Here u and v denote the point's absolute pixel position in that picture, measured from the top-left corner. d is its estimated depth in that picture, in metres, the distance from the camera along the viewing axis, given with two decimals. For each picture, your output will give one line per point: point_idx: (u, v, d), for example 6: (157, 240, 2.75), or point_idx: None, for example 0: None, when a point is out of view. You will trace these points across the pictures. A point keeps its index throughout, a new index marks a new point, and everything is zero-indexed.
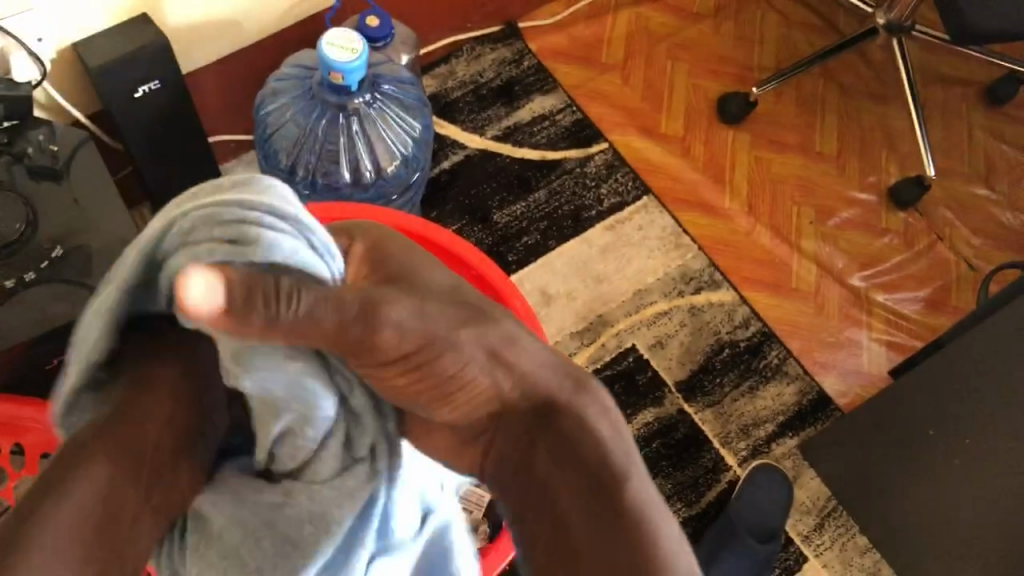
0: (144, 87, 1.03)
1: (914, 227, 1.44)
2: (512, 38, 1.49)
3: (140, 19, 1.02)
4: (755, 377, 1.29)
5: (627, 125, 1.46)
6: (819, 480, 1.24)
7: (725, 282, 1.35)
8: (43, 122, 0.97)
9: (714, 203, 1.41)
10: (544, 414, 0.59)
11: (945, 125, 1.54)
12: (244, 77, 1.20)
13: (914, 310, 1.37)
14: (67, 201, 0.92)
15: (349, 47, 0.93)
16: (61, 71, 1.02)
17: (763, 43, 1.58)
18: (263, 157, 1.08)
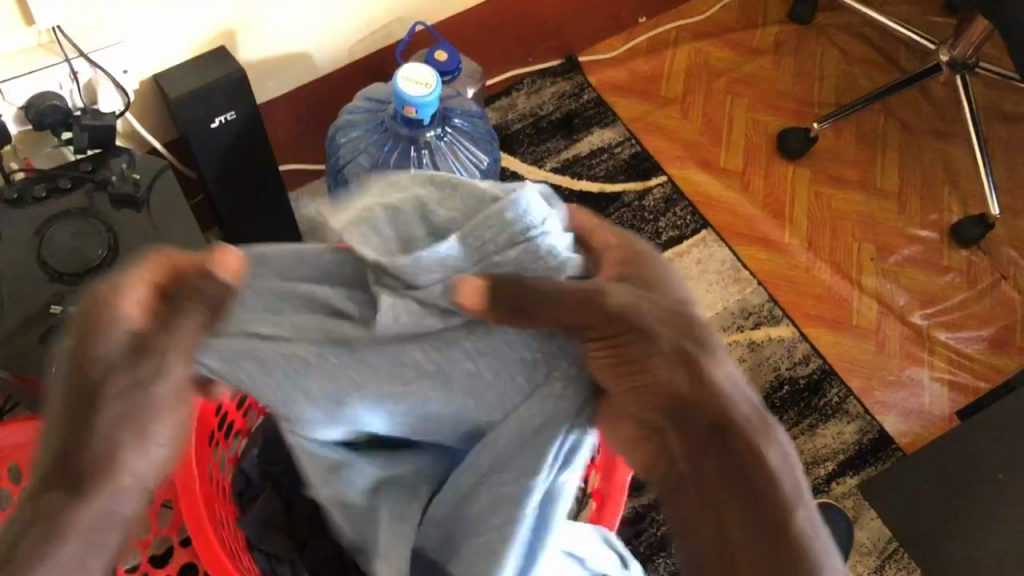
0: (220, 118, 1.05)
1: (977, 265, 1.42)
2: (572, 72, 1.51)
3: (220, 51, 1.06)
4: (815, 415, 1.27)
5: (686, 158, 1.47)
6: (880, 521, 1.22)
7: (785, 317, 1.34)
8: (125, 151, 1.00)
9: (774, 238, 1.41)
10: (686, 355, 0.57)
11: (1008, 162, 1.52)
12: (314, 107, 1.23)
13: (976, 349, 1.35)
14: (147, 227, 0.95)
15: (423, 82, 0.95)
16: (142, 100, 1.06)
17: (823, 78, 1.58)
18: (335, 189, 1.10)
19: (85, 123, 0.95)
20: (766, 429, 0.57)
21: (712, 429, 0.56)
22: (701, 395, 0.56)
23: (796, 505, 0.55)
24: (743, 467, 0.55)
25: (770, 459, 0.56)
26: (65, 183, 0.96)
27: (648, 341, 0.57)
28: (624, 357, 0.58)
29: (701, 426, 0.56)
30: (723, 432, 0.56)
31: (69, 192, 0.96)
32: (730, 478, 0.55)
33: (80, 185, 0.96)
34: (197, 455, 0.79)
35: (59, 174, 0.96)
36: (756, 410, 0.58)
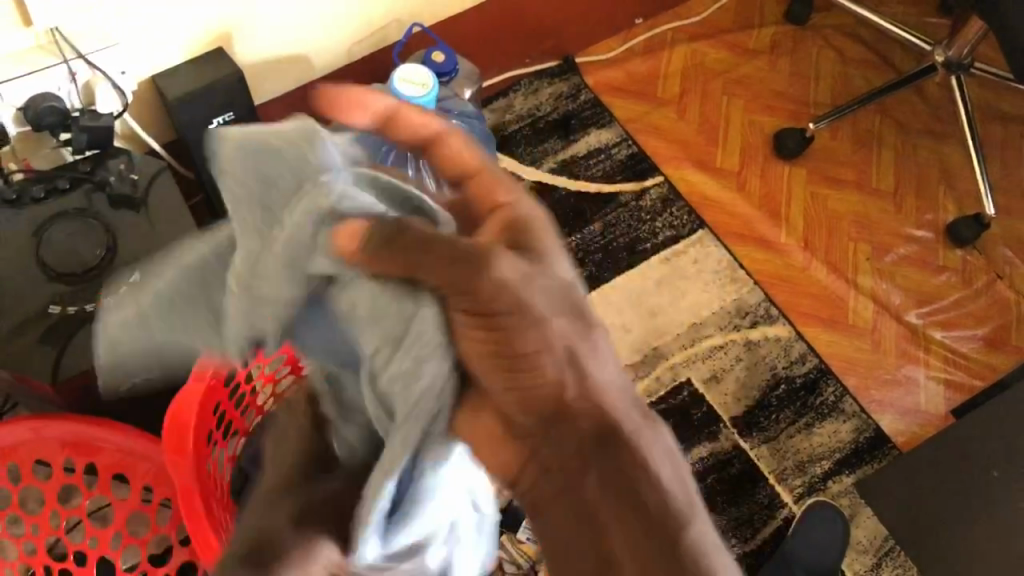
0: (218, 119, 1.06)
1: (972, 265, 1.43)
2: (569, 73, 1.51)
3: (218, 53, 1.06)
4: (812, 413, 1.28)
5: (682, 158, 1.47)
6: (876, 519, 1.23)
7: (781, 316, 1.35)
8: (123, 151, 1.01)
9: (770, 237, 1.42)
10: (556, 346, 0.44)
11: (1004, 162, 1.53)
12: (311, 108, 1.24)
13: (972, 348, 1.36)
14: (146, 226, 0.95)
15: (420, 83, 0.96)
16: (140, 102, 1.07)
17: (819, 79, 1.58)
18: None
19: (83, 124, 0.97)
20: (646, 418, 0.47)
21: (593, 441, 0.45)
22: (563, 404, 0.45)
23: (685, 516, 0.46)
24: (631, 480, 0.45)
25: (657, 468, 0.46)
26: (64, 183, 0.96)
27: (539, 330, 0.43)
28: (516, 357, 0.43)
29: (586, 432, 0.45)
30: (620, 465, 0.45)
31: (69, 193, 0.96)
32: (616, 489, 0.45)
33: (77, 185, 0.97)
34: (192, 454, 0.79)
35: (58, 174, 0.97)
36: (640, 415, 0.47)
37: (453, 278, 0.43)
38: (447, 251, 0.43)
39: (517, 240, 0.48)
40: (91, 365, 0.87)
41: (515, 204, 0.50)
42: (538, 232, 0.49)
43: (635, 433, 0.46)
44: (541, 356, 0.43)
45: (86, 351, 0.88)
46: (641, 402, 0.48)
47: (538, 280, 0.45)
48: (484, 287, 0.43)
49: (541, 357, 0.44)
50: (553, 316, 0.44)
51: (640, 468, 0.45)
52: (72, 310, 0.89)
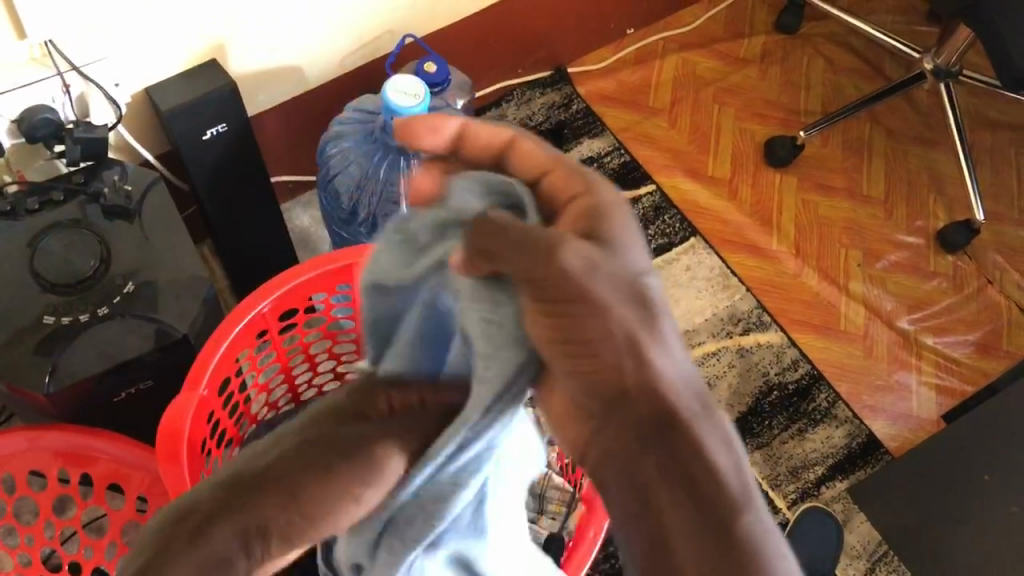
0: (212, 130, 1.06)
1: (963, 270, 1.44)
2: (561, 83, 1.52)
3: (210, 65, 1.07)
4: (805, 419, 1.28)
5: (674, 167, 1.48)
6: (869, 524, 1.23)
7: (773, 323, 1.35)
8: (117, 163, 1.01)
9: (762, 244, 1.42)
10: (638, 312, 0.44)
11: (993, 168, 1.54)
12: (305, 119, 1.24)
13: (963, 353, 1.37)
14: (140, 237, 0.96)
15: (411, 93, 0.96)
16: (134, 113, 1.07)
17: (809, 87, 1.60)
18: (325, 198, 1.11)
19: (77, 136, 0.97)
20: (705, 407, 0.45)
21: (648, 420, 0.44)
22: (626, 385, 0.44)
23: (741, 509, 0.42)
24: (687, 467, 0.43)
25: (716, 459, 0.43)
26: (58, 195, 0.97)
27: (598, 311, 0.43)
28: (571, 339, 0.44)
29: (641, 411, 0.44)
30: (676, 445, 0.43)
31: (62, 204, 0.97)
32: (669, 478, 0.43)
33: (71, 197, 0.97)
34: (186, 460, 0.78)
35: (52, 186, 0.98)
36: (708, 409, 0.45)
37: (534, 268, 0.43)
38: (510, 237, 0.44)
39: (592, 226, 0.46)
40: (85, 374, 0.89)
41: (597, 191, 0.48)
42: (613, 220, 0.47)
43: (695, 418, 0.44)
44: (599, 332, 0.43)
45: (80, 360, 0.89)
46: (704, 391, 0.46)
47: (603, 272, 0.44)
48: (551, 277, 0.43)
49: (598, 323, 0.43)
50: (617, 304, 0.43)
51: (702, 456, 0.43)
52: (66, 321, 0.89)
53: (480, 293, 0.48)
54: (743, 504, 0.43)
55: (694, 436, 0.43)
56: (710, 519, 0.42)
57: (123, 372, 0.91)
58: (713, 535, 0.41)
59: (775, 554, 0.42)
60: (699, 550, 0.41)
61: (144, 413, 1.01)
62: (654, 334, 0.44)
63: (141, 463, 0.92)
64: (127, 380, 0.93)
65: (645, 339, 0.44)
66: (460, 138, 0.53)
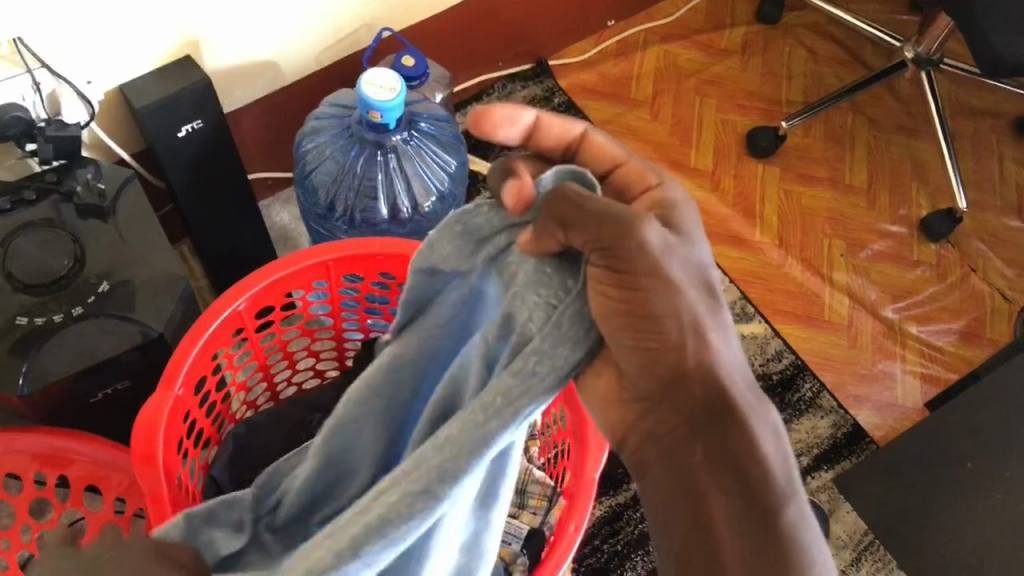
0: (187, 127, 1.05)
1: (947, 259, 1.44)
2: (543, 76, 1.51)
3: (184, 61, 1.06)
4: (789, 410, 1.28)
5: (656, 159, 1.47)
6: (855, 514, 1.23)
7: (757, 314, 1.35)
8: (90, 161, 1.00)
9: (745, 236, 1.42)
10: (706, 301, 0.49)
11: (975, 156, 1.54)
12: (282, 115, 1.23)
13: (947, 342, 1.37)
14: (114, 236, 0.95)
15: (387, 86, 0.96)
16: (108, 111, 1.06)
17: (791, 77, 1.59)
18: (301, 194, 1.10)
19: (49, 134, 0.96)
20: (757, 395, 0.50)
21: (704, 404, 0.48)
22: (686, 363, 0.48)
23: (785, 494, 0.48)
24: (736, 452, 0.48)
25: (765, 445, 0.48)
26: (30, 194, 0.96)
27: (668, 288, 0.47)
28: (636, 307, 0.47)
29: (698, 394, 0.48)
30: (728, 429, 0.48)
31: (35, 205, 0.95)
32: (714, 456, 0.48)
33: (44, 196, 0.96)
34: (162, 461, 0.77)
35: (25, 186, 0.96)
36: (763, 400, 0.50)
37: (590, 230, 0.47)
38: (588, 211, 0.47)
39: (665, 216, 0.52)
40: (58, 376, 0.88)
41: (666, 186, 0.55)
42: (681, 216, 0.52)
43: (750, 408, 0.49)
44: (666, 310, 0.47)
45: (53, 360, 0.87)
46: (756, 383, 0.51)
47: (678, 253, 0.48)
48: (630, 250, 0.47)
49: (666, 300, 0.47)
50: (686, 286, 0.48)
51: (750, 440, 0.48)
52: (39, 321, 0.88)
53: (548, 275, 0.52)
54: (783, 491, 0.48)
55: (745, 423, 0.48)
56: (754, 501, 0.47)
57: (99, 372, 0.90)
58: (751, 514, 0.47)
59: (805, 538, 0.48)
60: (739, 527, 0.47)
61: (123, 414, 1.00)
62: (718, 320, 0.49)
63: (119, 464, 0.91)
64: (103, 380, 0.92)
65: (709, 324, 0.48)
66: (533, 132, 0.54)
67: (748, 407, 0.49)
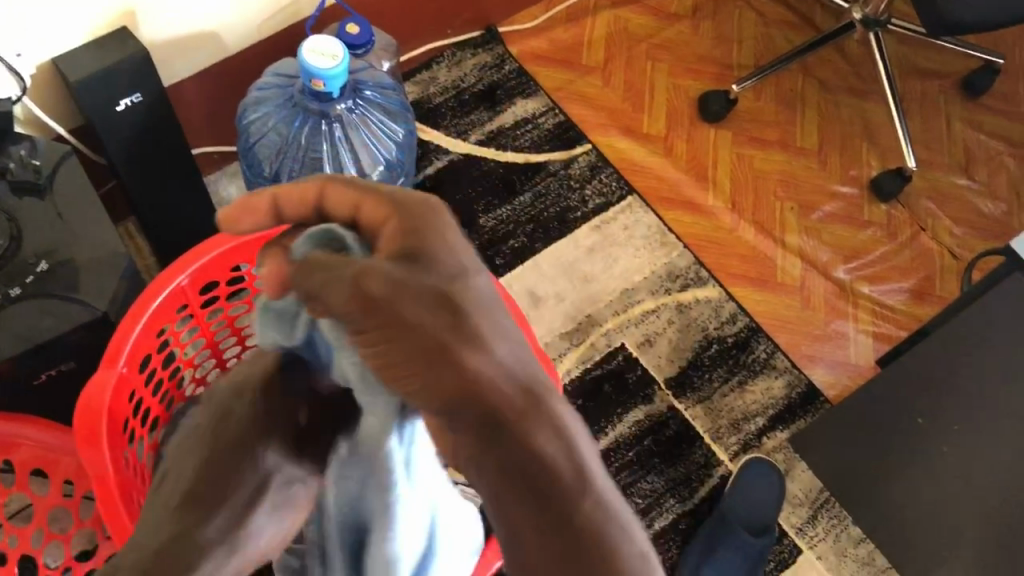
0: (126, 101, 1.02)
1: (897, 218, 1.45)
2: (492, 43, 1.50)
3: (120, 32, 1.03)
4: (743, 371, 1.29)
5: (609, 125, 1.47)
6: (811, 473, 1.25)
7: (712, 278, 1.35)
8: (25, 138, 0.97)
9: (698, 200, 1.42)
10: (454, 315, 0.40)
11: (924, 116, 1.56)
12: (225, 87, 1.21)
13: (898, 301, 1.38)
14: (52, 215, 0.92)
15: (329, 54, 0.94)
16: (42, 85, 1.03)
17: (741, 41, 1.59)
18: (246, 165, 1.08)
19: None
20: (534, 389, 0.40)
21: (480, 430, 0.39)
22: (450, 406, 0.39)
23: (577, 484, 0.38)
24: (527, 470, 0.38)
25: (547, 441, 0.39)
26: None
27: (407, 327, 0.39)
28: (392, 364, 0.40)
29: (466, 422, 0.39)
30: (513, 445, 0.38)
31: None
32: (509, 480, 0.38)
33: None
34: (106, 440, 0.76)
35: None
36: (551, 402, 0.40)
37: (335, 295, 0.41)
38: (319, 283, 0.42)
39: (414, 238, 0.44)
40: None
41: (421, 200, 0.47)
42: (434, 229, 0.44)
43: (528, 409, 0.39)
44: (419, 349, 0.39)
45: None
46: (540, 384, 0.40)
47: (412, 287, 0.40)
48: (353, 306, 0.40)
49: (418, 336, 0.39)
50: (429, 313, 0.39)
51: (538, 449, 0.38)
52: None
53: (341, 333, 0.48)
54: (587, 503, 0.38)
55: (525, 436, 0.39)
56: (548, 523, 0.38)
57: (41, 353, 0.88)
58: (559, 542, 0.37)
59: (626, 549, 0.38)
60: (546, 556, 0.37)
61: (69, 396, 0.98)
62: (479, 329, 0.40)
63: (66, 447, 0.89)
64: (46, 362, 0.90)
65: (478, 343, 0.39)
66: (322, 207, 0.50)
67: (526, 411, 0.39)
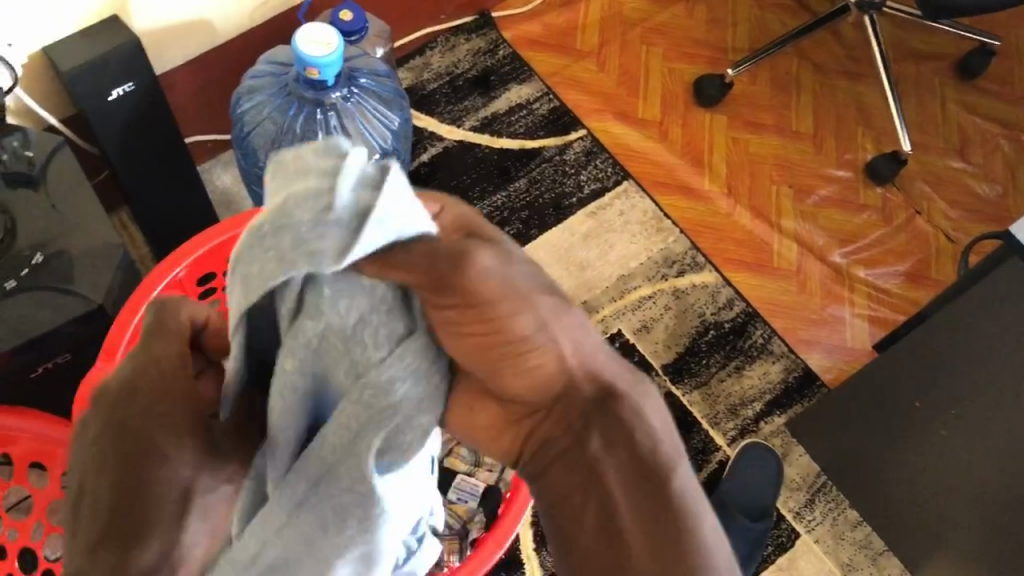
0: (118, 90, 1.01)
1: (892, 202, 1.45)
2: (486, 28, 1.49)
3: (111, 21, 1.02)
4: (741, 356, 1.29)
5: (604, 110, 1.46)
6: (808, 457, 1.25)
7: (708, 264, 1.35)
8: (17, 129, 0.96)
9: (693, 185, 1.42)
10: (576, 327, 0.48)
11: (919, 100, 1.55)
12: (218, 75, 1.19)
13: (894, 284, 1.39)
14: (46, 206, 0.91)
15: (324, 42, 0.93)
16: (32, 76, 1.02)
17: (736, 24, 1.58)
18: (241, 156, 1.07)
19: None
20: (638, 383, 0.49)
21: (589, 413, 0.48)
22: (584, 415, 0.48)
23: (672, 462, 0.48)
24: (631, 444, 0.48)
25: (648, 420, 0.48)
26: None
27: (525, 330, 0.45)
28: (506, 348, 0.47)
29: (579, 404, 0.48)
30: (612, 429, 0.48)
31: None
32: (624, 469, 0.47)
33: None
34: None
35: None
36: (641, 396, 0.49)
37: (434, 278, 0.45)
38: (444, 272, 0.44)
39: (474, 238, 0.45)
40: None
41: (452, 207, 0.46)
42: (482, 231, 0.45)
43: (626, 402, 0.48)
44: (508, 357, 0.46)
45: None
46: (632, 372, 0.50)
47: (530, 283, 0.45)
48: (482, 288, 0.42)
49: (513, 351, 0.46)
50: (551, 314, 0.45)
51: (639, 432, 0.48)
52: None
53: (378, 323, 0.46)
54: (674, 487, 0.47)
55: (612, 417, 0.48)
56: (639, 494, 0.47)
57: (37, 347, 0.87)
58: (655, 514, 0.47)
59: (693, 527, 0.47)
60: (640, 515, 0.47)
61: (65, 389, 0.97)
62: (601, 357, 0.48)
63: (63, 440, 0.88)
64: (43, 355, 0.89)
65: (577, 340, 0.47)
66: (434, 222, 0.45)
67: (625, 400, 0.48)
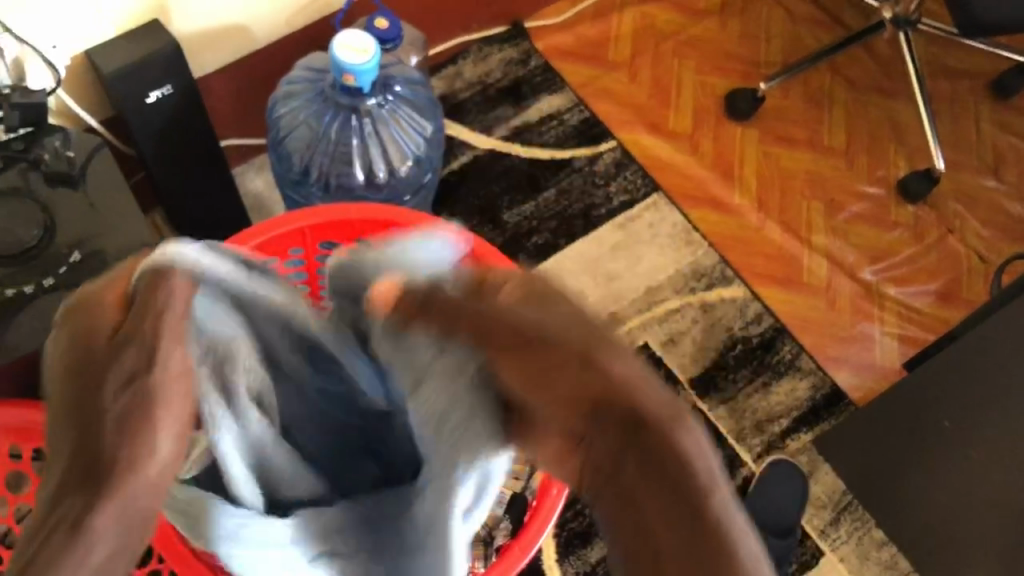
0: (156, 93, 1.03)
1: (924, 220, 1.44)
2: (519, 38, 1.49)
3: (152, 24, 1.03)
4: (769, 372, 1.29)
5: (634, 122, 1.46)
6: (835, 475, 1.24)
7: (737, 278, 1.35)
8: (58, 129, 0.98)
9: (723, 199, 1.42)
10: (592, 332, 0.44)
11: (953, 118, 1.54)
12: (253, 79, 1.21)
13: (925, 303, 1.37)
14: (83, 205, 0.93)
15: (360, 49, 0.94)
16: (74, 77, 1.04)
17: (769, 38, 1.58)
18: (275, 159, 1.09)
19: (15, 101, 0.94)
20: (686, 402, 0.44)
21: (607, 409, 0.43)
22: (606, 405, 0.43)
23: (709, 483, 0.43)
24: (668, 450, 0.42)
25: (690, 432, 0.43)
26: None
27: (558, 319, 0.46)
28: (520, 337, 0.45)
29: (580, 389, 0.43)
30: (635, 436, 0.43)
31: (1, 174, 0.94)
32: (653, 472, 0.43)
33: (11, 164, 0.94)
34: None
35: None
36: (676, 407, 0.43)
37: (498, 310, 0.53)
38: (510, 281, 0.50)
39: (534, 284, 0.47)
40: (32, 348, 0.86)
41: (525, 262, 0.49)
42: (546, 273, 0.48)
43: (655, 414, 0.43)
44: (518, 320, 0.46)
45: (24, 333, 0.86)
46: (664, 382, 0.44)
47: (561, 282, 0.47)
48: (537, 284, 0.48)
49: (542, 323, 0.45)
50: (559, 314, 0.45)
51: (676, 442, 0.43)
52: (10, 293, 0.87)
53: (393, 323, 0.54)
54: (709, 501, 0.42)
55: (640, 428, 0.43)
56: (676, 516, 0.42)
57: None
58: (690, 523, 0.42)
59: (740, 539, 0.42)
60: (669, 527, 0.42)
61: None
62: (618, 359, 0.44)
63: None
64: None
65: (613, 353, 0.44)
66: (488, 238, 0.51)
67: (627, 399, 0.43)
